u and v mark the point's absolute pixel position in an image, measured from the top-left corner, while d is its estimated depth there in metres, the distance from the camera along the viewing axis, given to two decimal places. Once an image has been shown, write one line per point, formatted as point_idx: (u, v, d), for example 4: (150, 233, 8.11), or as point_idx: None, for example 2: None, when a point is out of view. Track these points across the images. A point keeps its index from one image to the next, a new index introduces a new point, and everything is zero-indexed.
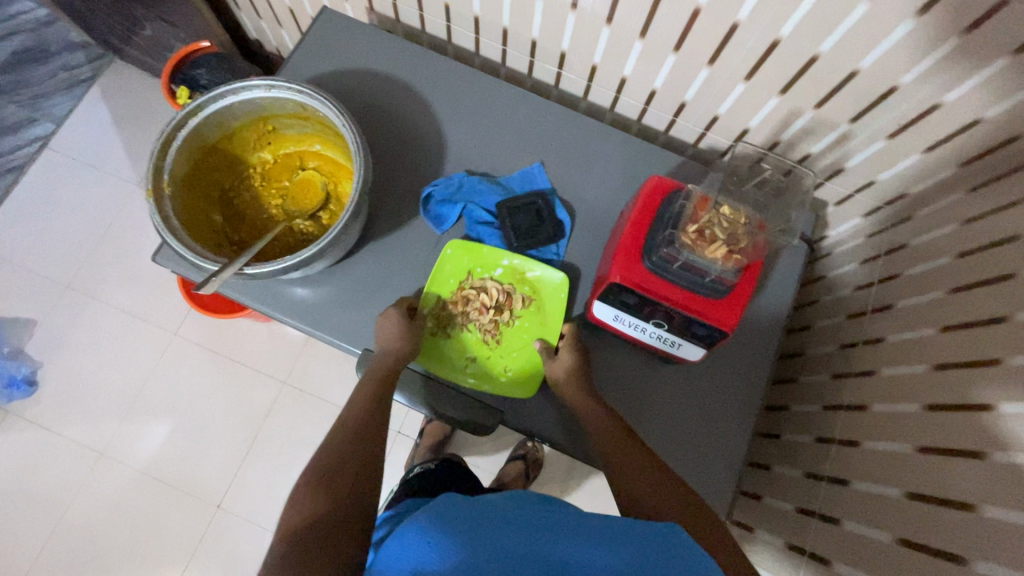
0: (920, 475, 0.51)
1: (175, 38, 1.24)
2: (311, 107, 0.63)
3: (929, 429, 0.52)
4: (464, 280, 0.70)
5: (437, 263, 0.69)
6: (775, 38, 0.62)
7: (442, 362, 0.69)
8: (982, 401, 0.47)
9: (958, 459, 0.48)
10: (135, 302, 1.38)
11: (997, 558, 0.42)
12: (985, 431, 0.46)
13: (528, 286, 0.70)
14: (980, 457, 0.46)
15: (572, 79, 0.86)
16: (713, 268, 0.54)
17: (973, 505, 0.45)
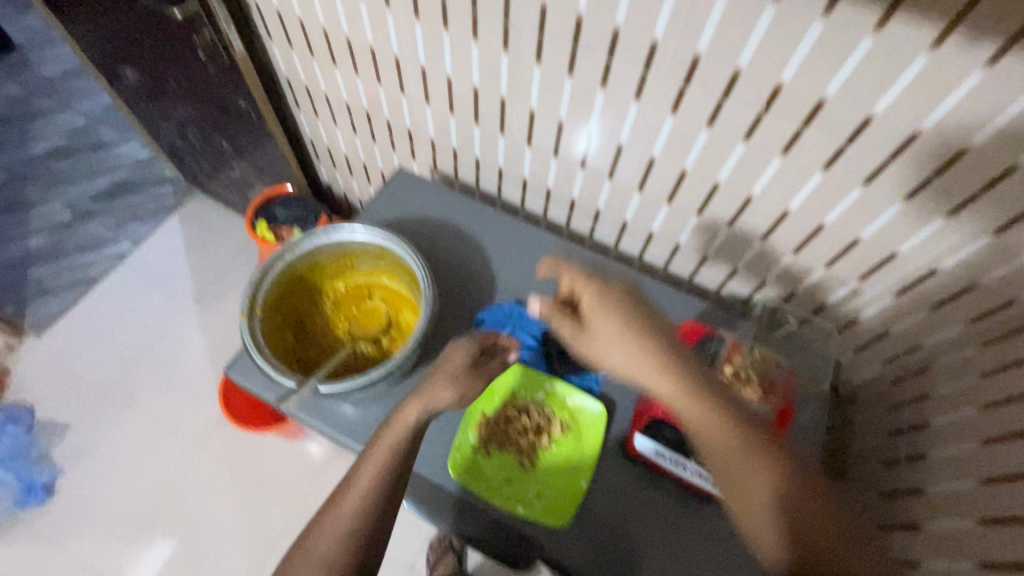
0: None
1: (257, 179, 1.45)
2: (388, 249, 0.74)
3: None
4: (508, 400, 0.73)
5: (486, 381, 0.74)
6: (785, 209, 0.74)
7: (480, 480, 0.68)
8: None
9: None
10: (168, 411, 1.41)
11: None
12: None
13: (568, 412, 0.72)
14: None
15: (605, 230, 0.98)
16: (747, 405, 0.61)
17: None
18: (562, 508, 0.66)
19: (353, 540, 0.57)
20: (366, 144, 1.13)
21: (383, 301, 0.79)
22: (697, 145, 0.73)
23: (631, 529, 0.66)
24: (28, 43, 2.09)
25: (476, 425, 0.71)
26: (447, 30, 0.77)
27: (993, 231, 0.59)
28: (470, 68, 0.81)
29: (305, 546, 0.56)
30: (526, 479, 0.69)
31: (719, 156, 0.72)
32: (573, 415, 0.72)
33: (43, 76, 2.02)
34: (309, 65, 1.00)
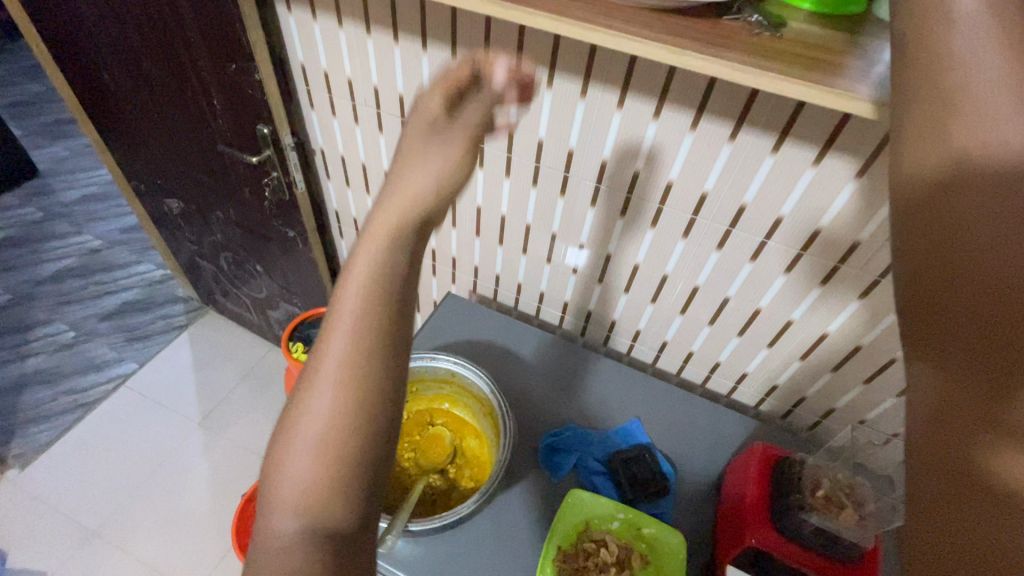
0: None
1: (280, 299, 1.48)
2: (459, 375, 0.76)
3: None
4: (584, 532, 0.70)
5: (556, 513, 0.71)
6: (823, 332, 0.80)
7: None
8: None
9: None
10: (161, 552, 1.28)
11: None
12: None
13: (645, 542, 0.69)
14: None
15: (644, 349, 1.02)
16: (847, 533, 0.58)
17: None
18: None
19: (350, 392, 0.37)
20: None
21: (444, 428, 0.79)
22: (741, 275, 0.80)
23: None
24: (53, 171, 2.18)
25: (554, 562, 0.67)
26: (507, 176, 0.87)
27: None
28: (525, 207, 0.90)
29: (296, 408, 0.38)
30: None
31: (761, 284, 0.79)
32: (651, 545, 0.69)
33: (64, 201, 2.08)
34: (361, 200, 1.09)
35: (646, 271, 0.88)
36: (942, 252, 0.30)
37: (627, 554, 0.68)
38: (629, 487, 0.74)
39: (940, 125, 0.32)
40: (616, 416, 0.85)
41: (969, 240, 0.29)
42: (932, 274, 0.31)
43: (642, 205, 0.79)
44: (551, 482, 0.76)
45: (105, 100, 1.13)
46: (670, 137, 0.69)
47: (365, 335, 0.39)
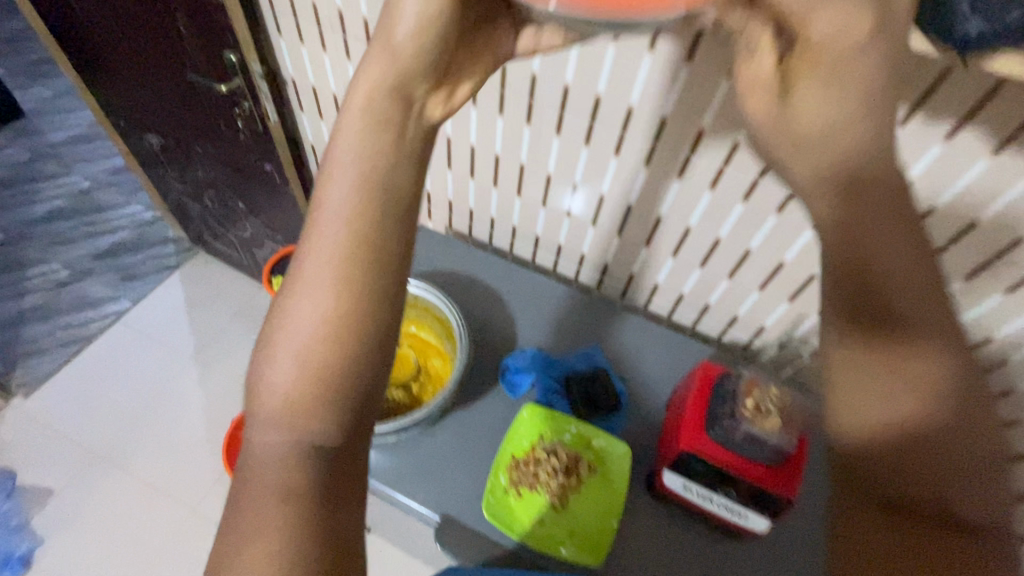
0: None
1: (265, 237, 1.50)
2: (421, 298, 0.79)
3: None
4: (537, 443, 0.75)
5: (511, 425, 0.77)
6: (780, 260, 0.82)
7: (513, 524, 0.70)
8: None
9: None
10: (161, 473, 1.36)
11: None
12: None
13: (593, 451, 0.74)
14: None
15: (614, 282, 1.04)
16: (773, 440, 0.61)
17: None
18: (593, 546, 0.68)
19: (324, 329, 0.44)
20: None
21: (410, 349, 0.83)
22: (701, 205, 0.82)
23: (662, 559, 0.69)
24: (37, 111, 2.16)
25: (507, 467, 0.73)
26: (475, 105, 0.87)
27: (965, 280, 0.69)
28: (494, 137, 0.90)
29: (274, 344, 0.45)
30: (557, 523, 0.70)
31: (719, 214, 0.81)
32: (598, 454, 0.74)
33: (50, 141, 2.07)
34: None
35: (612, 202, 0.89)
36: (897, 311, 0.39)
37: (575, 460, 0.73)
38: (579, 402, 0.79)
39: (869, 183, 0.39)
40: (578, 342, 0.89)
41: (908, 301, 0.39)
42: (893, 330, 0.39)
43: (606, 132, 0.79)
44: (510, 399, 0.81)
45: (73, 27, 1.10)
46: (630, 59, 0.69)
47: (333, 274, 0.44)
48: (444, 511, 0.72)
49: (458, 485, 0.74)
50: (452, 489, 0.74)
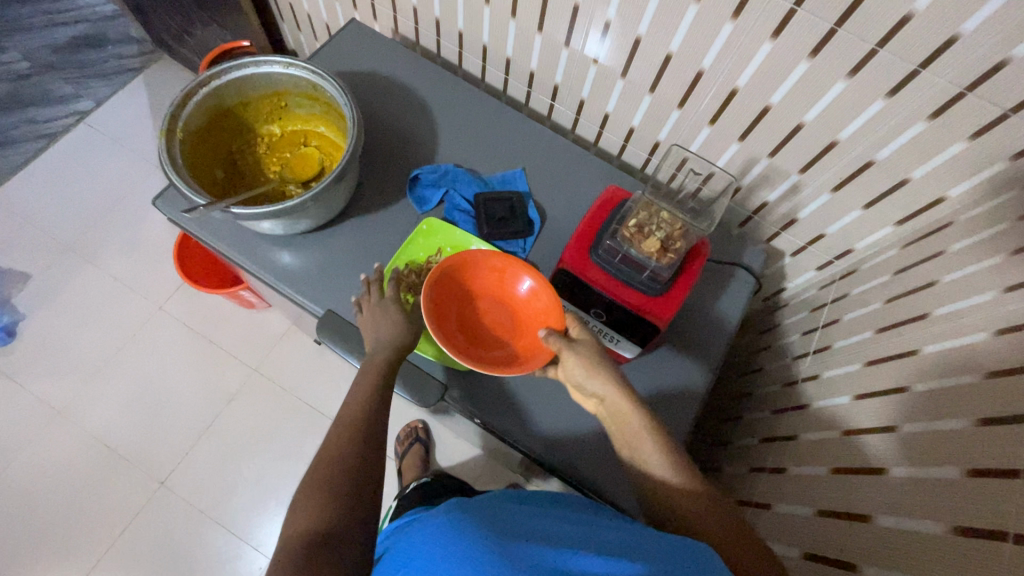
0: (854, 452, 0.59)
1: (218, 38, 1.37)
2: (321, 88, 0.71)
3: (870, 412, 0.60)
4: (433, 256, 0.74)
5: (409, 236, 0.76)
6: (733, 87, 0.71)
7: None
8: (897, 385, 0.58)
9: (878, 435, 0.57)
10: (129, 271, 1.43)
11: (894, 516, 0.50)
12: (870, 442, 0.58)
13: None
14: (886, 462, 0.54)
15: (563, 112, 0.95)
16: (650, 265, 0.59)
17: (886, 468, 0.54)
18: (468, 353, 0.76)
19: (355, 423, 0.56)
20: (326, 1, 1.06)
21: (316, 150, 0.77)
22: (652, 3, 0.68)
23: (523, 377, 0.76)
24: None
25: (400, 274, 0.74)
26: None
27: (928, 116, 0.60)
28: None
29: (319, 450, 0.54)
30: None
31: (672, 20, 0.68)
32: None
33: None
34: None
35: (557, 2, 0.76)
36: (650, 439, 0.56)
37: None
38: (484, 222, 0.75)
39: (596, 376, 0.59)
40: (503, 165, 0.83)
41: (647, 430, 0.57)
42: (652, 447, 0.56)
43: None
44: (416, 213, 0.78)
45: None
46: None
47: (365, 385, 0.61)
48: (335, 309, 0.73)
49: (354, 286, 0.75)
50: (347, 290, 0.75)
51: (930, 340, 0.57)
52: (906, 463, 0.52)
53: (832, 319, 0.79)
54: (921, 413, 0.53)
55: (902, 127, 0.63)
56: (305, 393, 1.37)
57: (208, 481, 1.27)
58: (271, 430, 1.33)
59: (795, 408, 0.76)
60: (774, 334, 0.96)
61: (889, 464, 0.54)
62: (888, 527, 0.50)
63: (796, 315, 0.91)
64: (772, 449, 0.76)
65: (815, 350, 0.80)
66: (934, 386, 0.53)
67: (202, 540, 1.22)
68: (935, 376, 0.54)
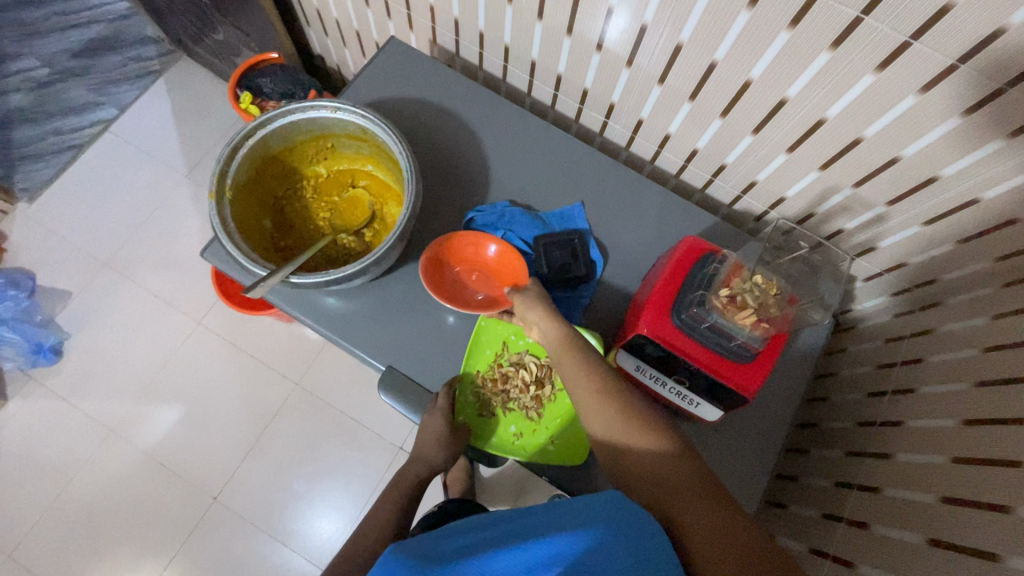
0: (956, 528, 0.55)
1: (240, 43, 1.31)
2: (371, 132, 0.66)
3: (970, 482, 0.56)
4: (502, 352, 0.70)
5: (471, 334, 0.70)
6: (821, 116, 0.65)
7: (490, 439, 0.68)
8: (1009, 459, 0.53)
9: (988, 512, 0.53)
10: (166, 286, 1.43)
11: None
12: (979, 521, 0.54)
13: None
14: (1002, 548, 0.50)
15: (617, 130, 0.89)
16: (741, 334, 0.55)
17: (999, 556, 0.50)
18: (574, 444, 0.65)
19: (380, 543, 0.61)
20: (358, 8, 0.99)
21: (365, 192, 0.73)
22: (734, 29, 0.61)
23: None
24: None
25: (474, 385, 0.69)
26: None
27: None
28: None
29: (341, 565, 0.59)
30: (537, 429, 0.67)
31: (756, 48, 0.62)
32: None
33: None
34: None
35: (621, 21, 0.69)
36: (589, 385, 0.58)
37: (544, 365, 0.68)
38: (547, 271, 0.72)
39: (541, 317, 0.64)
40: (560, 197, 0.79)
41: (587, 376, 0.58)
42: (593, 392, 0.57)
43: None
44: None
45: None
46: None
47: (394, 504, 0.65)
48: (396, 363, 0.70)
49: (412, 335, 0.72)
50: (405, 339, 0.71)
51: None
52: None
53: (913, 357, 0.72)
54: None
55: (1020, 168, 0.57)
56: (347, 405, 1.37)
57: (257, 496, 1.29)
58: (315, 444, 1.34)
59: (875, 455, 0.72)
60: (842, 360, 0.89)
61: (1006, 553, 0.50)
62: None
63: (866, 343, 0.84)
64: (849, 498, 0.72)
65: (894, 391, 0.74)
66: None
67: (256, 553, 1.25)
68: None
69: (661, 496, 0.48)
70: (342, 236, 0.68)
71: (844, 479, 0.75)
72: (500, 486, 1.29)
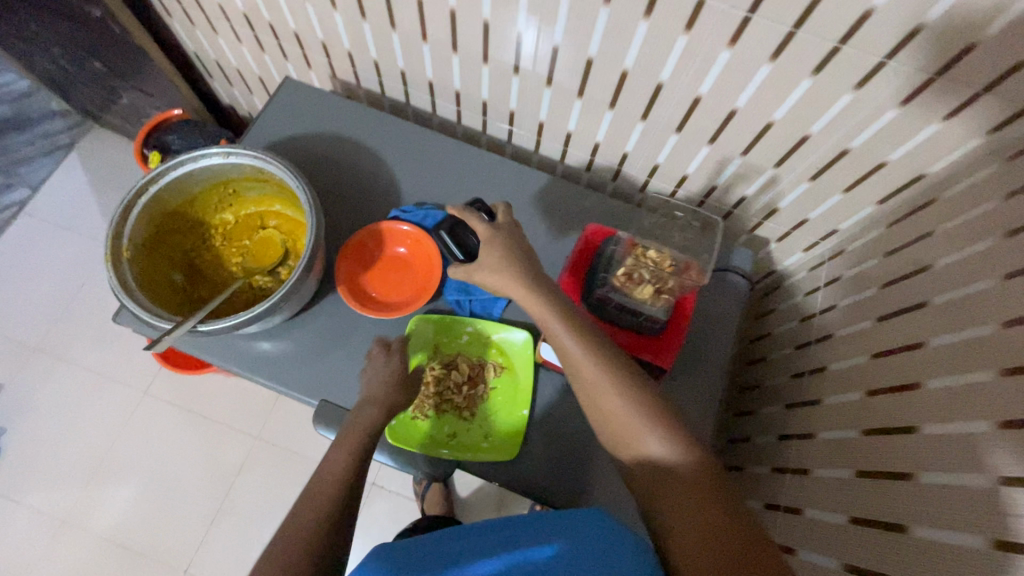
0: (879, 457, 0.58)
1: (147, 104, 1.30)
2: (268, 171, 0.66)
3: (882, 411, 0.59)
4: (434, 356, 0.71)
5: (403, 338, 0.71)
6: (696, 94, 0.69)
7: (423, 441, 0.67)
8: (913, 381, 0.56)
9: (899, 436, 0.56)
10: (106, 361, 1.37)
11: (934, 523, 0.49)
12: (896, 447, 0.55)
13: (494, 348, 0.71)
14: (914, 471, 0.52)
15: (523, 135, 0.91)
16: (645, 307, 0.57)
17: (912, 475, 0.52)
18: (507, 440, 0.66)
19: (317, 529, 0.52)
20: (254, 54, 0.99)
21: (276, 232, 0.73)
22: (599, 25, 0.65)
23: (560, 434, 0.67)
24: None
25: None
26: None
27: (899, 101, 0.59)
28: None
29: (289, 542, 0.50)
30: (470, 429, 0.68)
31: (623, 38, 0.65)
32: (503, 351, 0.71)
33: None
34: None
35: (499, 31, 0.72)
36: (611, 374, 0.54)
37: (476, 365, 0.70)
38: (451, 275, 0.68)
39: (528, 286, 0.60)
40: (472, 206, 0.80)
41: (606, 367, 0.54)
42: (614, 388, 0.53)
43: None
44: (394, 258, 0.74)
45: None
46: None
47: None
48: (330, 396, 0.70)
49: (342, 367, 0.71)
50: (335, 369, 0.71)
51: (935, 331, 0.56)
52: (935, 475, 0.50)
53: (828, 305, 0.77)
54: (942, 415, 0.51)
55: (872, 115, 0.62)
56: (313, 451, 1.34)
57: (228, 561, 1.24)
58: (283, 496, 1.30)
59: (809, 403, 0.75)
60: (774, 320, 0.94)
61: (917, 472, 0.52)
62: (928, 536, 0.49)
63: (791, 299, 0.89)
64: (791, 448, 0.75)
65: (817, 338, 0.78)
66: (950, 382, 0.52)
67: None
68: (947, 373, 0.52)
69: (679, 504, 0.47)
70: (255, 278, 0.67)
71: (787, 431, 0.78)
72: (478, 503, 1.28)
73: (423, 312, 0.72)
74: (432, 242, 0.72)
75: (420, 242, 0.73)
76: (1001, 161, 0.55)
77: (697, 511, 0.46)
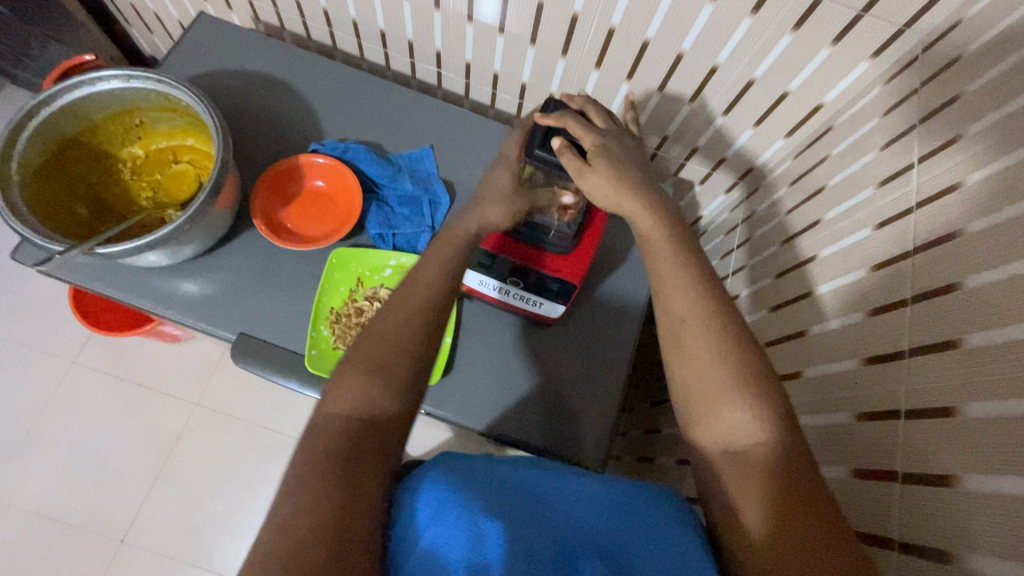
0: (780, 360, 0.62)
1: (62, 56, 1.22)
2: (175, 97, 0.64)
3: (783, 324, 0.63)
4: (356, 289, 0.71)
5: (323, 273, 0.70)
6: (610, 25, 0.70)
7: None
8: (807, 290, 0.60)
9: (792, 342, 0.61)
10: (27, 332, 1.30)
11: (820, 411, 0.53)
12: (795, 352, 0.59)
13: None
14: (803, 371, 0.58)
15: (453, 78, 0.91)
16: (554, 225, 0.67)
17: (801, 372, 0.58)
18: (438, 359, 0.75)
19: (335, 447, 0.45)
20: None
21: (190, 165, 0.71)
22: None
23: (501, 368, 0.76)
24: None
25: (328, 321, 0.69)
26: None
27: (792, 27, 0.62)
28: None
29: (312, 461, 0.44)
30: None
31: None
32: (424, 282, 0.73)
33: None
34: None
35: None
36: (708, 326, 0.49)
37: None
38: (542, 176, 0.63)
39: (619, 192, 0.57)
40: (396, 144, 0.79)
41: (702, 321, 0.50)
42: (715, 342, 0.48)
43: None
44: (314, 192, 0.74)
45: None
46: None
47: None
48: (248, 329, 0.68)
49: (261, 303, 0.70)
50: (255, 304, 0.70)
51: (825, 244, 0.59)
52: (824, 368, 0.54)
53: (744, 240, 0.80)
54: (831, 315, 0.55)
55: (772, 42, 0.64)
56: (257, 415, 1.31)
57: (168, 529, 1.21)
58: (226, 461, 1.27)
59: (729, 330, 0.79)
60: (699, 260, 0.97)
61: (805, 368, 0.57)
62: (810, 423, 0.54)
63: (714, 240, 0.92)
64: None
65: (735, 271, 0.82)
66: (835, 286, 0.56)
67: None
68: (833, 278, 0.57)
69: (777, 495, 0.41)
70: (166, 209, 0.66)
71: None
72: None
73: (343, 246, 0.72)
74: (351, 173, 0.72)
75: (342, 175, 0.73)
76: (882, 83, 0.60)
77: (787, 504, 0.40)
